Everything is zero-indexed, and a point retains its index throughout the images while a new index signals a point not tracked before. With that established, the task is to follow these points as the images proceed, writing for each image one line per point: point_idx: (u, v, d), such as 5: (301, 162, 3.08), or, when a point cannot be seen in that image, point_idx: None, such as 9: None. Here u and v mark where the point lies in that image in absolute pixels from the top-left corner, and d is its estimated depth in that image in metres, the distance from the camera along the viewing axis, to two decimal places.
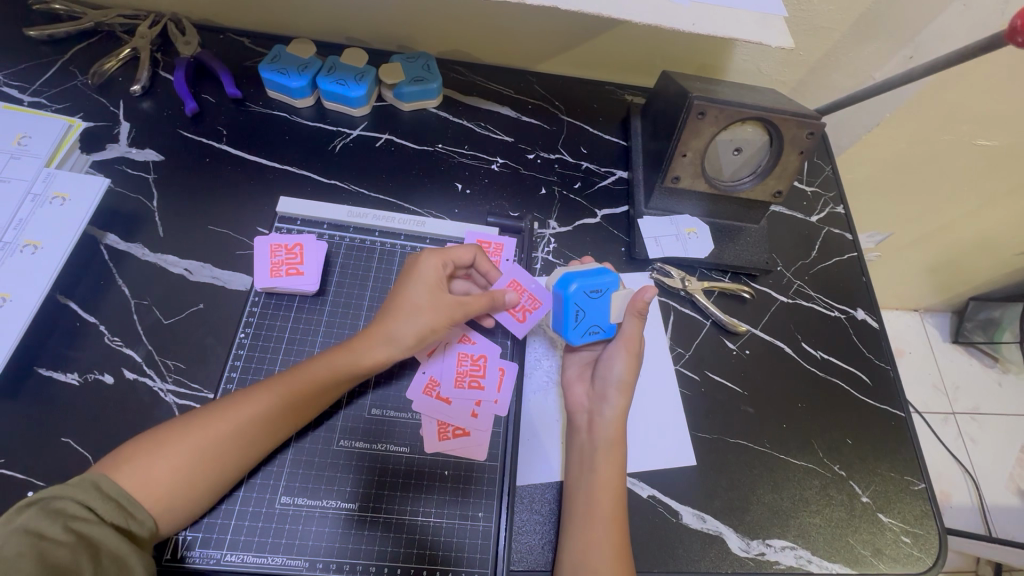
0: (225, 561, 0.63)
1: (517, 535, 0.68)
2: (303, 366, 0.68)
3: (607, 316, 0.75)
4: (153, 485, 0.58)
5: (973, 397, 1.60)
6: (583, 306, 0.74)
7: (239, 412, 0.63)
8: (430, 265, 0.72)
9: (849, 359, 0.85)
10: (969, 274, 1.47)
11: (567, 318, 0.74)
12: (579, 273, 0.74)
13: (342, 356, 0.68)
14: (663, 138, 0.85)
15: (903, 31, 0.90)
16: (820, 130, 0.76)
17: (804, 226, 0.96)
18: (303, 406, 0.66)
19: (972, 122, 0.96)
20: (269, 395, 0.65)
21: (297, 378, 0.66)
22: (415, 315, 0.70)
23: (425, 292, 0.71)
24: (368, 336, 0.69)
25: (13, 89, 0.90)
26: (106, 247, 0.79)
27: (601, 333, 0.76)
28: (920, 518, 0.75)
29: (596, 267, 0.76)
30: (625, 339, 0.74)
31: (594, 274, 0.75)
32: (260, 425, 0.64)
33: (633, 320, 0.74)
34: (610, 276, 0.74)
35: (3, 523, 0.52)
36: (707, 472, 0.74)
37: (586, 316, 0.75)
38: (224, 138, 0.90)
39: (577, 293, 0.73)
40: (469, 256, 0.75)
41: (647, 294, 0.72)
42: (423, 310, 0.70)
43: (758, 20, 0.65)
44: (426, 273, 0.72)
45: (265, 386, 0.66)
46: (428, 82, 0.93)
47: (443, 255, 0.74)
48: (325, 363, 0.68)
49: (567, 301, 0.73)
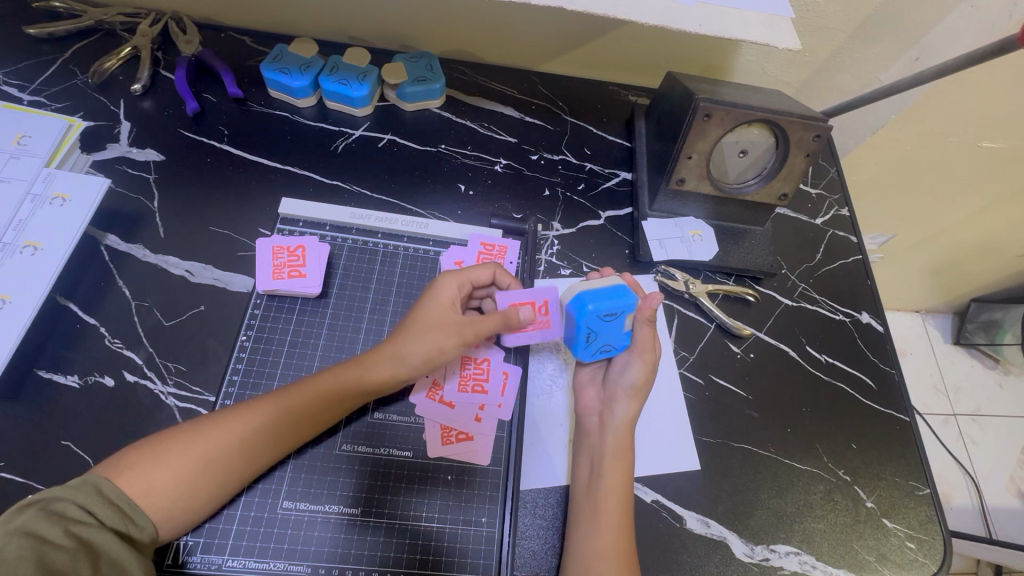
0: (226, 566, 0.63)
1: (520, 540, 0.68)
2: (310, 379, 0.67)
3: (619, 335, 0.74)
4: (155, 493, 0.58)
5: (974, 398, 1.60)
6: (595, 328, 0.72)
7: (246, 422, 0.63)
8: (447, 286, 0.72)
9: (854, 363, 0.84)
10: (972, 275, 1.46)
11: (579, 340, 0.73)
12: (595, 293, 0.71)
13: (351, 371, 0.67)
14: (667, 140, 0.85)
15: (910, 32, 0.89)
16: (827, 133, 0.76)
17: (809, 228, 0.95)
18: (306, 420, 0.65)
19: (978, 124, 0.95)
20: (276, 408, 0.64)
21: (304, 392, 0.66)
22: (425, 334, 0.69)
23: (438, 313, 0.70)
24: (377, 353, 0.69)
25: (12, 88, 0.89)
26: (107, 248, 0.78)
27: (612, 349, 0.75)
28: (925, 524, 0.75)
29: (612, 284, 0.73)
30: (639, 347, 0.74)
31: (611, 293, 0.72)
32: (266, 436, 0.63)
33: (645, 329, 0.74)
34: (628, 298, 0.71)
35: (3, 522, 0.51)
36: (711, 476, 0.74)
37: (597, 336, 0.73)
38: (225, 138, 0.90)
39: (591, 315, 0.70)
40: (488, 275, 0.74)
41: (655, 302, 0.73)
42: (434, 329, 0.69)
43: (766, 21, 0.65)
44: (442, 294, 0.71)
45: (272, 397, 0.65)
46: (431, 82, 0.93)
47: (460, 276, 0.73)
48: (332, 377, 0.67)
49: (580, 323, 0.71)
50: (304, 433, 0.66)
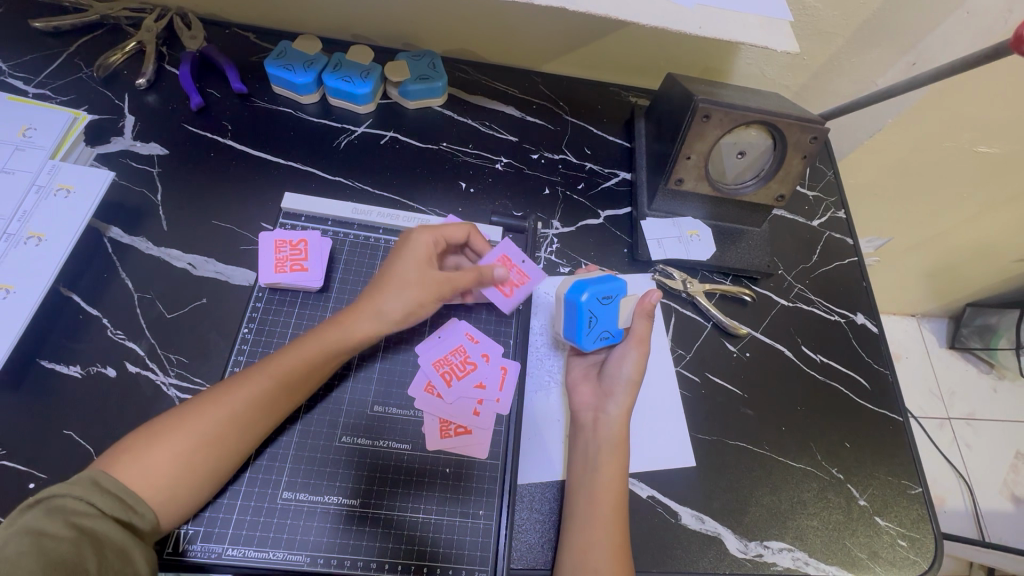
0: (226, 555, 0.63)
1: (517, 534, 0.69)
2: (295, 344, 0.69)
3: (616, 320, 0.76)
4: (155, 477, 0.58)
5: (968, 403, 1.61)
6: (596, 313, 0.74)
7: (242, 394, 0.64)
8: (421, 241, 0.75)
9: (848, 363, 0.85)
10: (968, 279, 1.47)
11: (580, 326, 0.74)
12: (591, 280, 0.74)
13: (336, 335, 0.70)
14: (666, 140, 0.86)
15: (907, 37, 0.90)
16: (824, 135, 0.76)
17: (806, 230, 0.96)
18: (298, 386, 0.67)
19: (974, 129, 0.96)
20: (270, 376, 0.66)
21: (292, 360, 0.67)
22: (404, 290, 0.72)
23: (414, 267, 0.73)
24: (358, 312, 0.71)
25: (18, 80, 0.90)
26: (110, 240, 0.79)
27: (610, 337, 0.76)
28: (917, 523, 0.76)
29: (604, 273, 0.76)
30: (636, 338, 0.75)
31: (605, 279, 0.75)
32: (261, 408, 0.64)
33: (642, 321, 0.75)
34: (621, 282, 0.75)
35: (6, 525, 0.52)
36: (707, 473, 0.75)
37: (597, 322, 0.74)
38: (229, 134, 0.90)
39: (589, 299, 0.73)
40: (461, 233, 0.78)
41: (653, 295, 0.75)
42: (413, 285, 0.72)
43: (765, 24, 0.66)
44: (417, 248, 0.74)
45: (257, 371, 0.66)
46: (434, 81, 0.94)
47: (434, 232, 0.76)
48: (318, 341, 0.69)
49: (580, 307, 0.73)
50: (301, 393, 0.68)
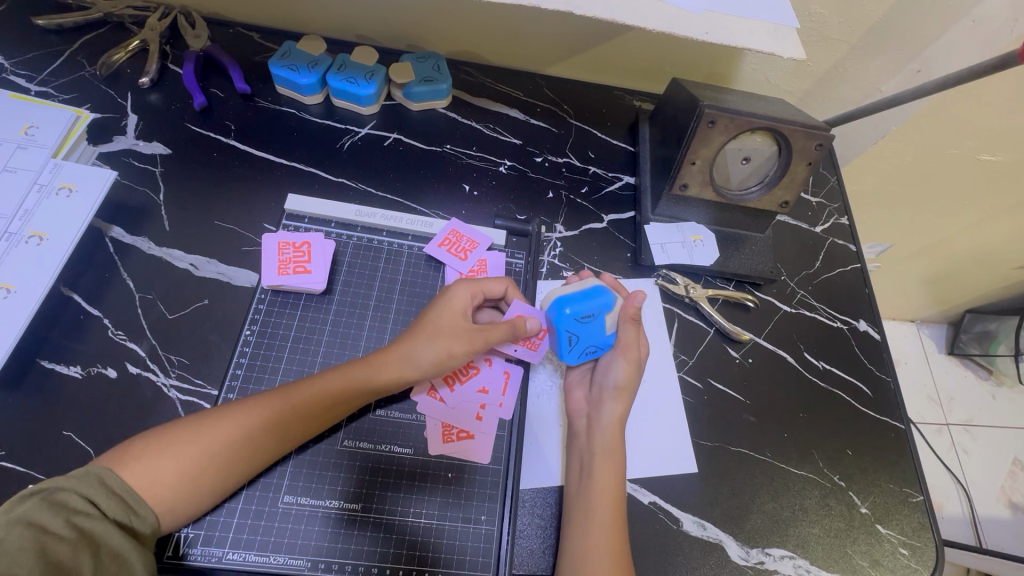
0: (226, 559, 0.63)
1: (518, 540, 0.69)
2: (317, 377, 0.68)
3: (601, 333, 0.75)
4: (159, 485, 0.58)
5: (967, 409, 1.61)
6: (576, 330, 0.73)
7: (253, 418, 0.63)
8: (460, 294, 0.73)
9: (850, 370, 0.85)
10: (968, 286, 1.48)
11: (562, 343, 0.74)
12: (572, 296, 0.73)
13: (359, 370, 0.68)
14: (671, 145, 0.85)
15: (912, 45, 0.90)
16: (829, 142, 0.76)
17: (808, 236, 0.96)
18: (310, 417, 0.66)
19: (976, 138, 0.96)
20: (286, 405, 0.65)
21: (309, 391, 0.66)
22: (434, 338, 0.70)
23: (449, 318, 0.71)
24: (387, 354, 0.70)
25: (20, 78, 0.89)
26: (112, 239, 0.79)
27: (596, 351, 0.76)
28: (918, 530, 0.76)
29: (590, 287, 0.74)
30: (624, 345, 0.75)
31: (588, 294, 0.74)
32: (271, 435, 0.64)
33: (629, 327, 0.76)
34: (605, 297, 0.74)
35: (3, 511, 0.51)
36: (709, 479, 0.75)
37: (579, 339, 0.74)
38: (233, 134, 0.90)
39: (569, 318, 0.72)
40: (500, 289, 0.76)
41: (638, 299, 0.75)
42: (443, 334, 0.70)
43: (771, 30, 0.66)
44: (455, 301, 0.72)
45: (273, 394, 0.66)
46: (438, 82, 0.93)
47: (475, 287, 0.74)
48: (339, 377, 0.68)
49: (559, 327, 0.72)
50: (314, 424, 0.66)
